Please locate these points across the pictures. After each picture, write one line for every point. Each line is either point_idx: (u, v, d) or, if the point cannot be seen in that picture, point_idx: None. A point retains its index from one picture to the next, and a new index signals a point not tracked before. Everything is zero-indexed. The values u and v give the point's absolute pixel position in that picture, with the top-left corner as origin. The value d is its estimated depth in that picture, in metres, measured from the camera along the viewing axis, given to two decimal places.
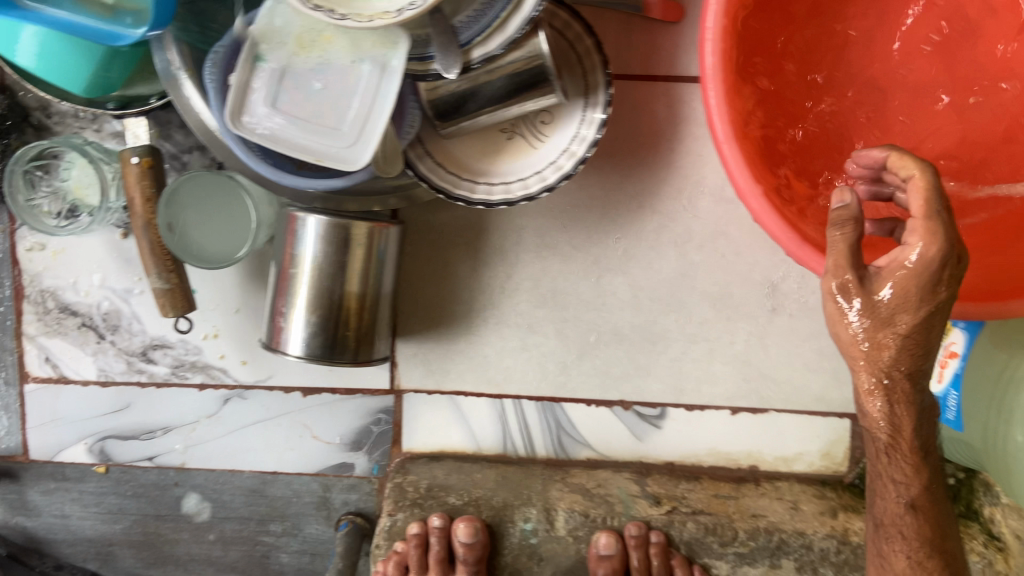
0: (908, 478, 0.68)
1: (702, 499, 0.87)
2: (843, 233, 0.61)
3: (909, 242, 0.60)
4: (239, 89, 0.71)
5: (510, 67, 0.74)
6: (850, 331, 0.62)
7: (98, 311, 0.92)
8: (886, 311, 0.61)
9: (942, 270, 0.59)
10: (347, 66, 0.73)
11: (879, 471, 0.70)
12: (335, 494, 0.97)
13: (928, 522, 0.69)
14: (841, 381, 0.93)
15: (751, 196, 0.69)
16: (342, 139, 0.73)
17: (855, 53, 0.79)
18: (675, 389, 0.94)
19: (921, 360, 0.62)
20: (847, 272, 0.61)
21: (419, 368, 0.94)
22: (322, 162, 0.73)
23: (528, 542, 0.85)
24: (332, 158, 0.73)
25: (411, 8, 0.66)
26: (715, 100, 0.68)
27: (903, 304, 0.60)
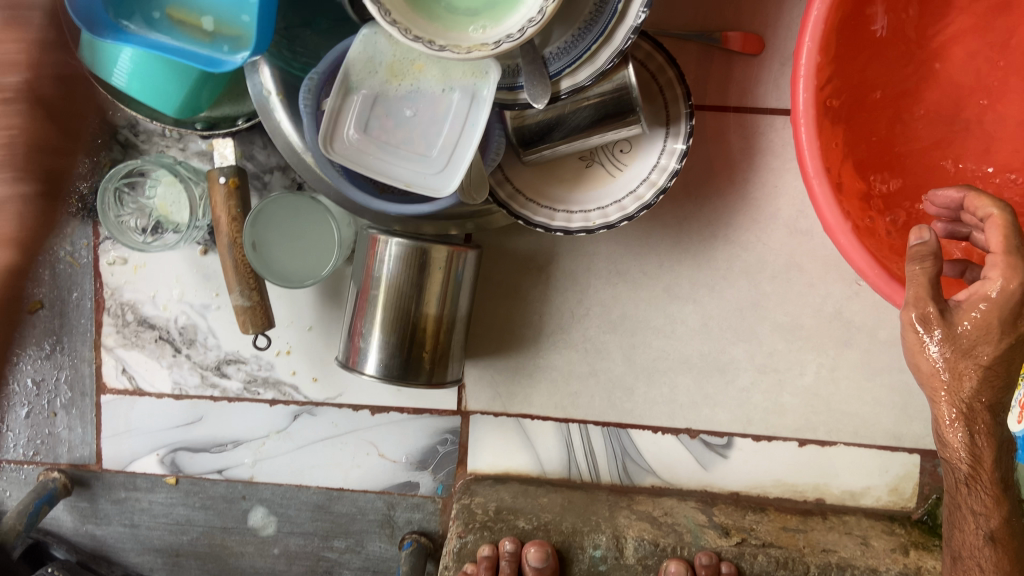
0: (989, 510, 0.68)
1: (771, 532, 0.86)
2: (923, 267, 0.61)
3: (988, 277, 0.61)
4: (333, 115, 0.72)
5: (595, 99, 0.76)
6: (929, 361, 0.62)
7: (174, 326, 0.94)
8: (967, 342, 0.61)
9: (1023, 304, 0.60)
10: (437, 95, 0.74)
11: (958, 502, 0.70)
12: (399, 513, 0.97)
13: (1007, 554, 0.68)
14: (910, 416, 0.92)
15: (841, 233, 0.69)
16: (431, 165, 0.74)
17: (934, 90, 0.80)
18: (743, 419, 0.94)
19: (1001, 392, 0.63)
20: (929, 304, 0.61)
21: (487, 390, 0.95)
22: (410, 188, 0.74)
23: (596, 569, 0.85)
24: (420, 184, 0.74)
25: (508, 40, 0.67)
26: (806, 137, 0.68)
27: (985, 336, 0.61)
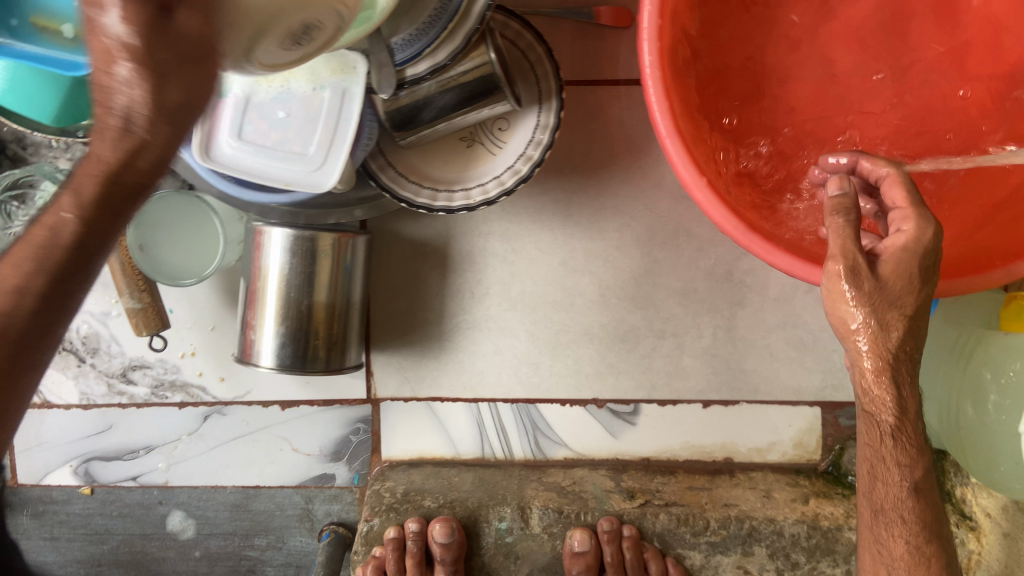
0: (912, 461, 0.65)
1: (675, 491, 0.88)
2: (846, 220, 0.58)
3: (903, 227, 0.58)
4: (205, 123, 0.73)
5: (461, 77, 0.77)
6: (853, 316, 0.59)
7: (76, 336, 0.93)
8: (891, 291, 0.59)
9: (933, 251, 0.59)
10: (309, 93, 0.74)
11: (878, 456, 0.66)
12: (318, 505, 0.98)
13: (927, 504, 0.67)
14: (808, 369, 0.94)
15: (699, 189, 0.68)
16: (308, 164, 0.75)
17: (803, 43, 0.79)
18: (648, 385, 0.95)
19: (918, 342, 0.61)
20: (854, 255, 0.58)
21: (395, 376, 0.95)
22: (290, 187, 0.75)
23: (503, 540, 0.87)
24: (300, 183, 0.75)
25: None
26: (656, 98, 0.68)
27: (907, 286, 0.59)
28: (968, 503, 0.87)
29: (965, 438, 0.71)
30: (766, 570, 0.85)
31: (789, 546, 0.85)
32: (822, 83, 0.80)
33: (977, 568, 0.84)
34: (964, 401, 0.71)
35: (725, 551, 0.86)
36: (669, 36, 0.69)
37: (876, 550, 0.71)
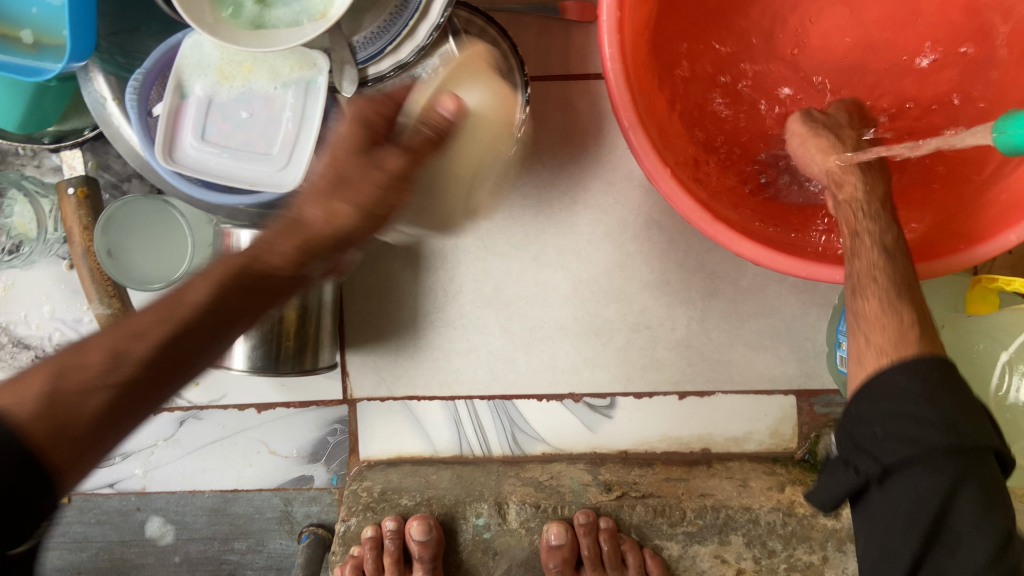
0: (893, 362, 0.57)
1: (652, 482, 0.88)
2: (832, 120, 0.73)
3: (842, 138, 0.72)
4: (168, 125, 0.73)
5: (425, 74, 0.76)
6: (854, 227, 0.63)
7: (48, 342, 0.94)
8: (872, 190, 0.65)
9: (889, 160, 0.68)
10: (271, 93, 0.75)
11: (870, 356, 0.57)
12: (297, 508, 0.98)
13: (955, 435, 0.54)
14: (782, 358, 0.95)
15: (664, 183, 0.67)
16: (273, 164, 0.74)
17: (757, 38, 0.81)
18: (623, 378, 0.95)
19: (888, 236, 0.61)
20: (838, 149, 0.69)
21: (371, 376, 0.95)
22: (254, 187, 0.74)
23: (482, 537, 0.87)
24: (265, 183, 0.74)
25: None
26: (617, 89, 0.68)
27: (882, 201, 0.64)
28: None
29: None
30: (743, 557, 0.86)
31: (764, 533, 0.85)
32: (780, 83, 0.81)
33: None
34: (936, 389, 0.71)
35: (702, 541, 0.86)
36: (628, 27, 0.69)
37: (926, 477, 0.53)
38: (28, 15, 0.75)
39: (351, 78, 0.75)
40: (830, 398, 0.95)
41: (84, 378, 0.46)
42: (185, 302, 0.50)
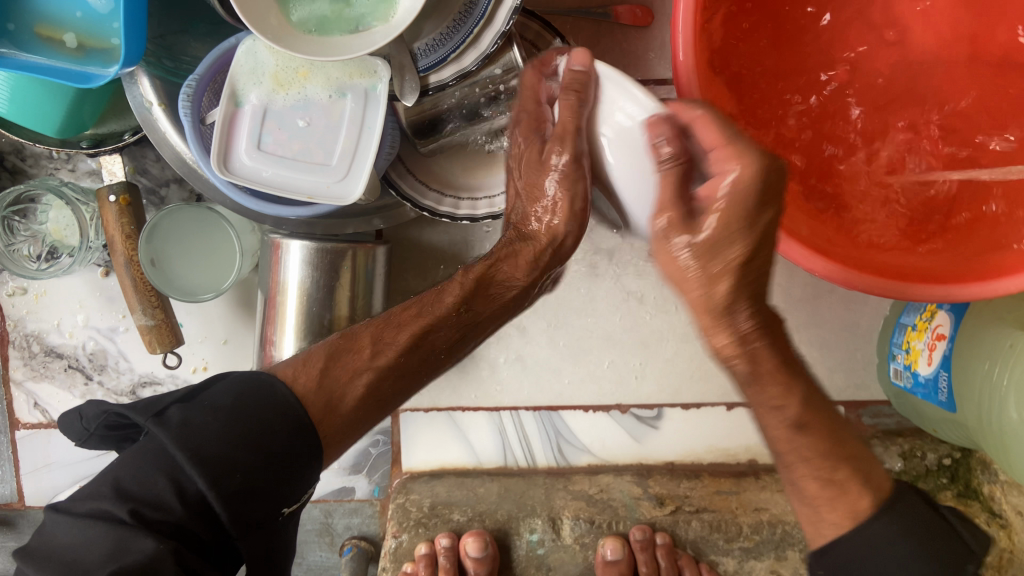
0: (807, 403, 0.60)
1: (704, 496, 0.88)
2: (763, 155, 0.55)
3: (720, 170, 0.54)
4: (223, 135, 0.70)
5: (486, 82, 0.75)
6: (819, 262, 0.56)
7: (83, 351, 0.92)
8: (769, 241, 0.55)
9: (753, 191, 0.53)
10: (328, 101, 0.72)
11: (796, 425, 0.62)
12: (337, 519, 0.96)
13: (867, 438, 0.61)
14: (831, 369, 0.94)
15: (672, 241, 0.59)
16: (332, 174, 0.72)
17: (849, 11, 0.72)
18: (670, 389, 0.94)
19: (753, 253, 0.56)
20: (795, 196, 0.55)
21: (414, 387, 0.93)
22: (313, 200, 0.72)
23: (535, 552, 0.87)
24: (323, 195, 0.72)
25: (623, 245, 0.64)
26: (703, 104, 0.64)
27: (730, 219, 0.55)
28: (997, 501, 0.88)
29: (1006, 439, 0.69)
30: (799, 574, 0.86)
31: None
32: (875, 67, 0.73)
33: (1009, 566, 0.84)
34: (1008, 402, 0.68)
35: (759, 556, 0.86)
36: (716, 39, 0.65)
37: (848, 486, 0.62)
38: (72, 18, 0.72)
39: (411, 87, 0.73)
40: (878, 409, 0.94)
41: (354, 363, 0.67)
42: (441, 302, 0.70)
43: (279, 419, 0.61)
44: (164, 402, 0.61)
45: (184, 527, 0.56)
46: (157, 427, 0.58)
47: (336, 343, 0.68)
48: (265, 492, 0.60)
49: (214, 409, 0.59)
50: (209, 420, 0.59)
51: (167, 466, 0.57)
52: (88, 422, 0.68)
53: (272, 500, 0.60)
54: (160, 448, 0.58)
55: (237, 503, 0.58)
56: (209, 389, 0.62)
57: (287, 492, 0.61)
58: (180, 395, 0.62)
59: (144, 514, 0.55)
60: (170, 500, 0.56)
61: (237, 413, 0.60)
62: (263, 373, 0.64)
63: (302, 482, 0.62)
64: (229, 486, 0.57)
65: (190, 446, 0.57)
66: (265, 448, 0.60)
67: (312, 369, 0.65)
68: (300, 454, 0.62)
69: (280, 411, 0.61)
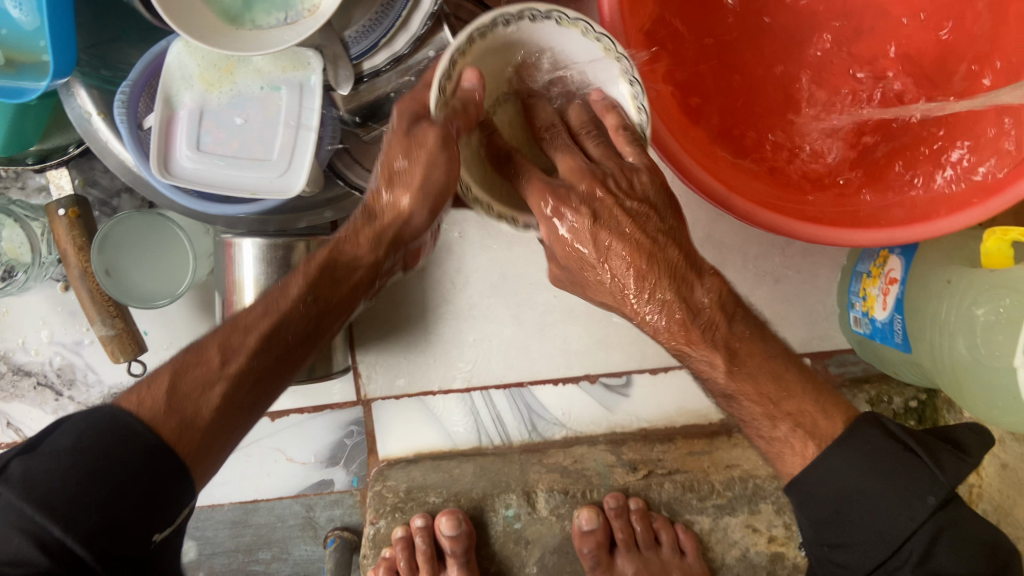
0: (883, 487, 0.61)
1: (676, 458, 0.90)
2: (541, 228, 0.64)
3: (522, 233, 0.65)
4: (161, 139, 0.71)
5: (419, 67, 0.75)
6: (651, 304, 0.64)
7: (51, 367, 0.92)
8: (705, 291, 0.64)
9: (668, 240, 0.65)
10: (263, 96, 0.73)
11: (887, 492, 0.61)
12: (319, 513, 0.97)
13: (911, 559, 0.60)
14: (793, 323, 0.95)
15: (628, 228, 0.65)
16: (273, 169, 0.72)
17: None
18: (638, 355, 0.95)
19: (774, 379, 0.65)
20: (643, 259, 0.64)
21: (383, 375, 0.94)
22: (257, 196, 0.72)
23: (512, 527, 0.87)
24: (267, 190, 0.72)
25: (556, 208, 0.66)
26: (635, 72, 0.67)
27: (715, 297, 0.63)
28: None
29: (959, 374, 0.70)
30: (775, 524, 0.86)
31: None
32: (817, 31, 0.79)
33: (980, 500, 0.84)
34: (955, 340, 0.69)
35: (732, 512, 0.86)
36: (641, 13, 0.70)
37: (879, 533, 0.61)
38: None
39: (345, 75, 0.73)
40: (844, 357, 0.96)
41: (203, 374, 0.59)
42: (288, 297, 0.64)
43: (129, 446, 0.53)
44: (7, 455, 0.53)
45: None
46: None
47: (182, 357, 0.59)
48: (138, 524, 0.53)
49: (59, 453, 0.52)
50: (54, 461, 0.51)
51: (26, 525, 0.49)
52: None
53: (157, 528, 0.54)
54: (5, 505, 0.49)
55: (111, 540, 0.51)
56: (52, 431, 0.54)
57: (171, 510, 0.55)
58: (21, 445, 0.54)
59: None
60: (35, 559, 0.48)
61: (78, 453, 0.52)
62: (103, 405, 0.56)
63: (184, 503, 0.56)
64: (105, 522, 0.51)
65: (40, 497, 0.49)
66: (136, 481, 0.52)
67: (157, 393, 0.57)
68: (169, 481, 0.54)
69: (136, 440, 0.53)
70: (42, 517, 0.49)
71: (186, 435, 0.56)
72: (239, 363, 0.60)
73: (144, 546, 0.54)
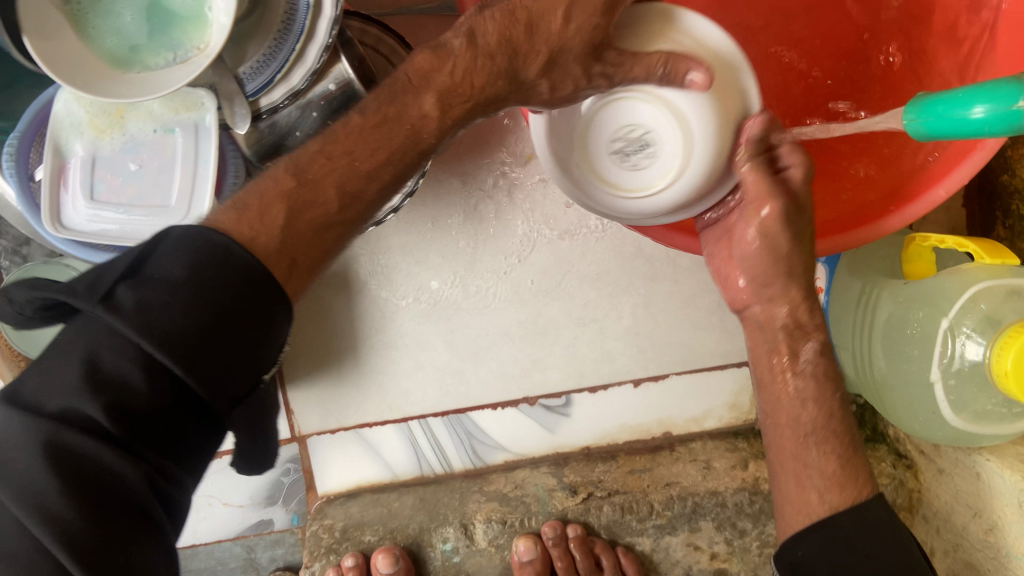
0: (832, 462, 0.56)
1: (617, 478, 0.89)
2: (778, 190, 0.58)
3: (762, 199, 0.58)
4: (53, 191, 0.69)
5: (319, 100, 0.72)
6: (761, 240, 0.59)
7: None
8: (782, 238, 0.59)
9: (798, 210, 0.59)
10: (157, 139, 0.71)
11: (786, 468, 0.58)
12: (260, 553, 0.97)
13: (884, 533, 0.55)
14: (731, 333, 0.93)
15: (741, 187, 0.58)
16: (173, 214, 0.71)
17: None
18: (576, 374, 0.93)
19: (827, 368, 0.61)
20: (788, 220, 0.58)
21: (317, 410, 0.92)
22: None
23: (450, 560, 0.87)
24: None
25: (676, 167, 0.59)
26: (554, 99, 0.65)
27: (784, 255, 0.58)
28: (901, 442, 0.87)
29: (881, 387, 0.69)
30: (716, 541, 0.86)
31: (734, 514, 0.86)
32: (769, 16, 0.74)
33: (918, 505, 0.84)
34: (876, 352, 0.69)
35: (673, 531, 0.87)
36: None
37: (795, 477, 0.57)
38: None
39: (242, 113, 0.70)
40: None
41: (319, 216, 0.52)
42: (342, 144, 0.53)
43: (234, 279, 0.45)
44: (107, 272, 0.44)
45: (49, 508, 0.39)
46: (105, 311, 0.41)
47: (280, 189, 0.51)
48: (231, 371, 0.44)
49: (172, 284, 0.43)
50: (169, 291, 0.43)
51: (120, 378, 0.41)
52: (16, 305, 0.48)
53: (235, 384, 0.45)
54: (109, 338, 0.42)
55: (218, 381, 0.44)
56: (158, 245, 0.46)
57: (262, 349, 0.46)
58: (122, 264, 0.44)
59: (85, 430, 0.40)
60: (85, 450, 0.40)
61: (194, 287, 0.43)
62: (207, 228, 0.47)
63: (267, 334, 0.47)
64: (120, 408, 0.41)
65: (157, 330, 0.41)
66: (218, 325, 0.43)
67: (274, 220, 0.49)
68: (271, 317, 0.47)
69: (206, 264, 0.44)
70: (136, 374, 0.41)
71: (294, 275, 0.50)
72: (330, 203, 0.52)
73: (195, 430, 0.44)
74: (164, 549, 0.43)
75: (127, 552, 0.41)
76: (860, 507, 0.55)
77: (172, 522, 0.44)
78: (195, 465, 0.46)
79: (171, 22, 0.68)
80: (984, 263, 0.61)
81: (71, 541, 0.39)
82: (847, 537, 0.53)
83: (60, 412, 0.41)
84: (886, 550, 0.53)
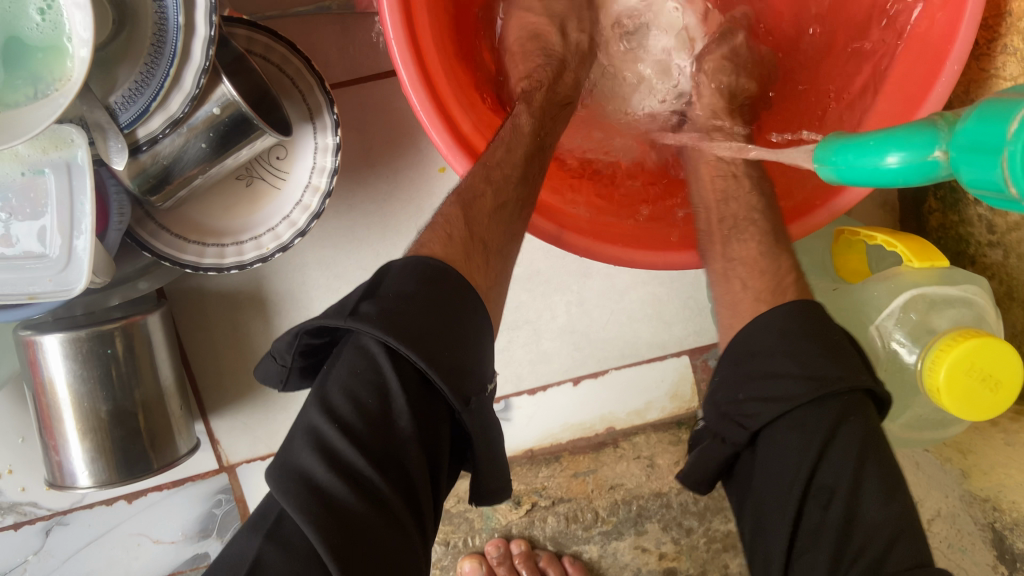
0: (800, 370, 0.55)
1: (561, 485, 0.93)
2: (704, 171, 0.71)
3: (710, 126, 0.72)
4: None
5: (202, 125, 0.65)
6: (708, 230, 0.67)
7: None
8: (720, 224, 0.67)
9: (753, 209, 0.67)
10: (28, 183, 0.64)
11: (763, 363, 0.57)
12: None
13: (835, 455, 0.53)
14: (668, 324, 0.90)
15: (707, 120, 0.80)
16: (52, 266, 0.64)
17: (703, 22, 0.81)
18: (514, 377, 0.89)
19: None
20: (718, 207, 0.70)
21: (244, 440, 0.89)
22: (36, 298, 0.64)
23: None
24: (46, 290, 0.64)
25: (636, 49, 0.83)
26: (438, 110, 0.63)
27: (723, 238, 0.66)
28: None
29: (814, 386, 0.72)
30: (662, 541, 0.95)
31: (679, 514, 0.95)
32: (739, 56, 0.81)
33: None
34: None
35: (620, 535, 0.95)
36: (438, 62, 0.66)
37: (758, 381, 0.57)
38: None
39: (117, 147, 0.63)
40: None
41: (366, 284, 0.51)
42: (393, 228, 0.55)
43: (454, 292, 0.50)
44: (350, 301, 0.50)
45: (322, 497, 0.44)
46: (358, 325, 0.46)
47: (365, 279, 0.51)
48: (456, 367, 0.48)
49: (406, 296, 0.48)
50: (406, 302, 0.48)
51: (372, 379, 0.47)
52: (275, 357, 0.54)
53: (464, 388, 0.48)
54: (366, 347, 0.47)
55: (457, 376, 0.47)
56: (383, 278, 0.51)
57: (477, 357, 0.50)
58: (362, 289, 0.50)
59: (333, 445, 0.45)
60: (348, 454, 0.45)
61: (420, 295, 0.49)
62: (418, 255, 0.52)
63: (480, 337, 0.51)
64: (376, 406, 0.46)
65: (399, 332, 0.46)
66: (440, 329, 0.48)
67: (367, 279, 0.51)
68: (468, 305, 0.51)
69: (417, 277, 0.50)
70: (387, 376, 0.47)
71: (464, 298, 0.51)
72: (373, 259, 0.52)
73: (423, 441, 0.47)
74: (409, 544, 0.46)
75: (375, 543, 0.44)
76: (764, 316, 0.59)
77: (415, 520, 0.47)
78: (429, 469, 0.48)
79: (26, 55, 0.61)
80: (913, 266, 0.61)
81: (338, 529, 0.43)
82: (746, 344, 0.59)
83: (337, 416, 0.46)
84: (800, 357, 0.55)
